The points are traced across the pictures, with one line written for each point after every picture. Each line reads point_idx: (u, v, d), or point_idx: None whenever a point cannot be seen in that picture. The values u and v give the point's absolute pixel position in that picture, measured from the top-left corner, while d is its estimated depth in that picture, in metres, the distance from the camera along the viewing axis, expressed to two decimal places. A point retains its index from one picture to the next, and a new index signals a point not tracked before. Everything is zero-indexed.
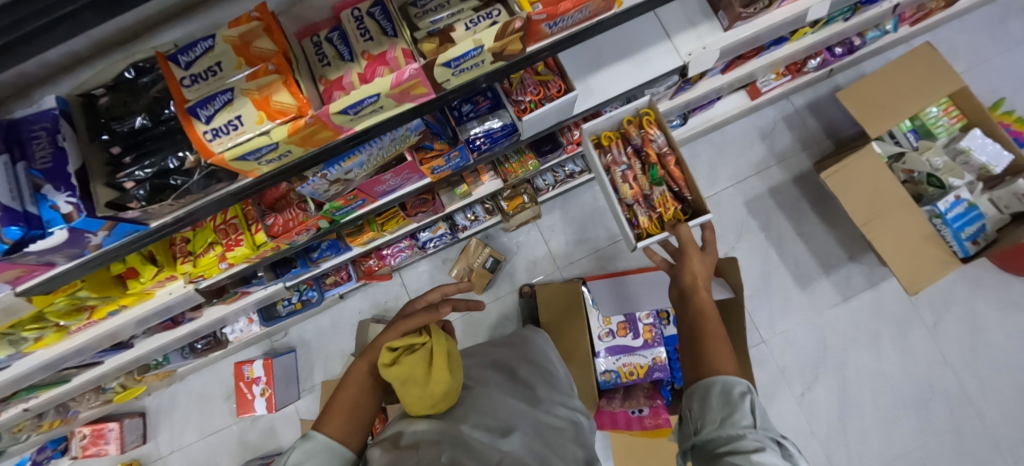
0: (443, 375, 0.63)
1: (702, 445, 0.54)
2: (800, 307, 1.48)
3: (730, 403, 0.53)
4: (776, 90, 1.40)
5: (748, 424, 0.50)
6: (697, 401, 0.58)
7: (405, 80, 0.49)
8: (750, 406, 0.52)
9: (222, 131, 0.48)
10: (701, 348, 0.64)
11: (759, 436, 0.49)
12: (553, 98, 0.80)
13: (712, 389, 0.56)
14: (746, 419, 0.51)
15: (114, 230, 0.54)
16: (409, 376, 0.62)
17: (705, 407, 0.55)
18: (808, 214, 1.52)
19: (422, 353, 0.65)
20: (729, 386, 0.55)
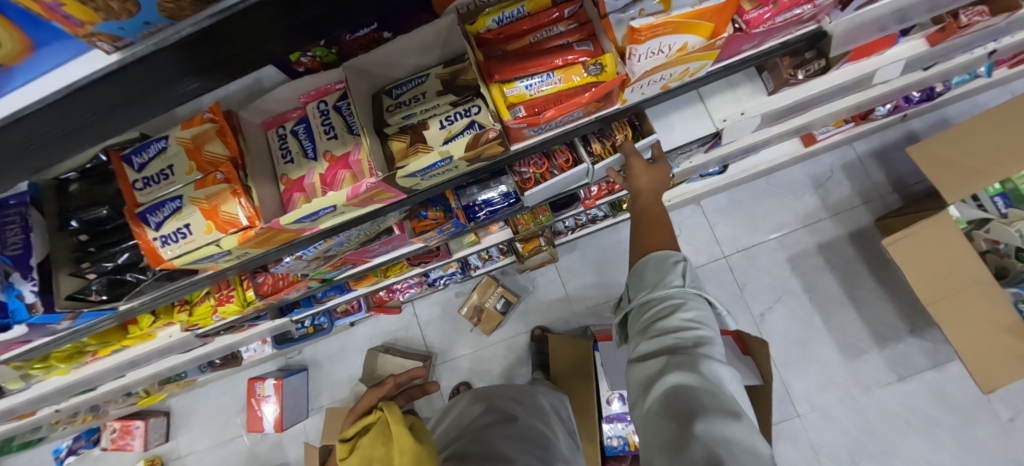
0: (406, 440, 0.57)
1: (636, 310, 0.51)
2: (843, 382, 1.30)
3: (665, 271, 0.50)
4: (834, 136, 1.22)
5: (682, 288, 0.47)
6: (633, 273, 0.54)
7: (363, 192, 0.44)
8: (683, 270, 0.50)
9: (171, 238, 0.45)
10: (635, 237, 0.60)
11: (693, 302, 0.46)
12: (561, 170, 0.71)
13: (648, 261, 0.52)
14: (678, 281, 0.48)
15: (78, 317, 0.53)
16: (371, 457, 0.56)
17: (640, 277, 0.52)
18: (863, 277, 1.33)
19: (379, 428, 0.60)
20: (665, 255, 0.52)
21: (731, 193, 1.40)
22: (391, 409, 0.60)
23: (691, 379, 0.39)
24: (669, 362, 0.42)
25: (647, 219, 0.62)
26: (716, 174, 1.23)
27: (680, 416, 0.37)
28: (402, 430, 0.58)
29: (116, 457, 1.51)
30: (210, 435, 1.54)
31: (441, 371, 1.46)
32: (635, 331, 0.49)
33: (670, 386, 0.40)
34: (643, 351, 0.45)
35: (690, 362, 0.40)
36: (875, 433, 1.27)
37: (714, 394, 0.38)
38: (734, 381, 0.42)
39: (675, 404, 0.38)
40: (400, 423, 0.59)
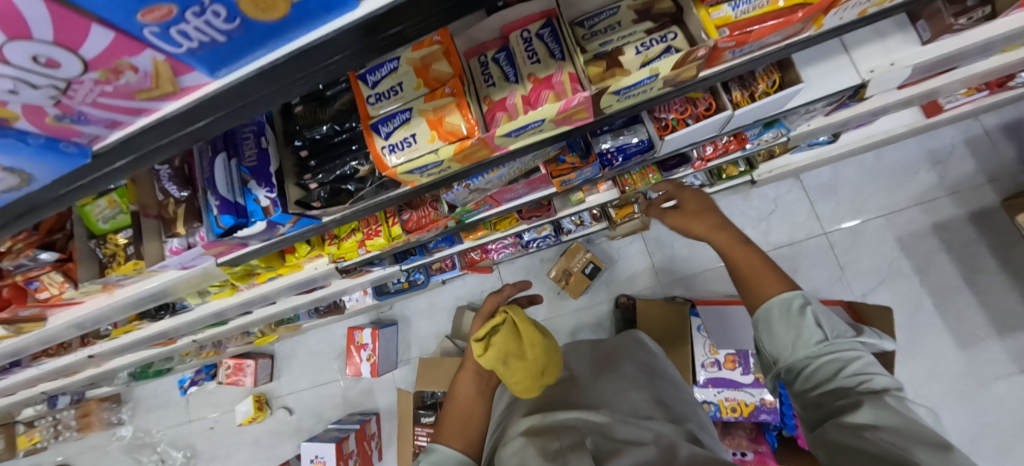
0: (535, 338, 0.69)
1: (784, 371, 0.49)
2: (953, 369, 1.23)
3: (798, 321, 0.48)
4: (963, 107, 1.15)
5: (829, 339, 0.47)
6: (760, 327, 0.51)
7: (573, 107, 0.49)
8: (815, 317, 0.48)
9: (398, 147, 0.52)
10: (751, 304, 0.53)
11: (846, 349, 0.46)
12: (699, 117, 0.73)
13: (772, 313, 0.50)
14: (815, 333, 0.47)
15: (297, 222, 0.61)
16: (509, 351, 0.66)
17: (771, 335, 0.50)
18: (983, 261, 1.25)
19: (507, 329, 0.69)
20: (787, 297, 0.50)
21: (832, 168, 1.36)
22: (518, 311, 0.71)
23: (888, 425, 0.38)
24: (855, 411, 0.41)
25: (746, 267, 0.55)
26: (824, 143, 1.19)
27: (885, 451, 0.35)
28: (530, 330, 0.69)
29: (230, 391, 1.71)
30: (308, 378, 1.70)
31: None
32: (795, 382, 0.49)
33: (858, 430, 0.39)
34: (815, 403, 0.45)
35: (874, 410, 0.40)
36: (989, 426, 1.20)
37: (922, 440, 0.35)
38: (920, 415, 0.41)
39: (875, 444, 0.36)
40: (526, 323, 0.71)
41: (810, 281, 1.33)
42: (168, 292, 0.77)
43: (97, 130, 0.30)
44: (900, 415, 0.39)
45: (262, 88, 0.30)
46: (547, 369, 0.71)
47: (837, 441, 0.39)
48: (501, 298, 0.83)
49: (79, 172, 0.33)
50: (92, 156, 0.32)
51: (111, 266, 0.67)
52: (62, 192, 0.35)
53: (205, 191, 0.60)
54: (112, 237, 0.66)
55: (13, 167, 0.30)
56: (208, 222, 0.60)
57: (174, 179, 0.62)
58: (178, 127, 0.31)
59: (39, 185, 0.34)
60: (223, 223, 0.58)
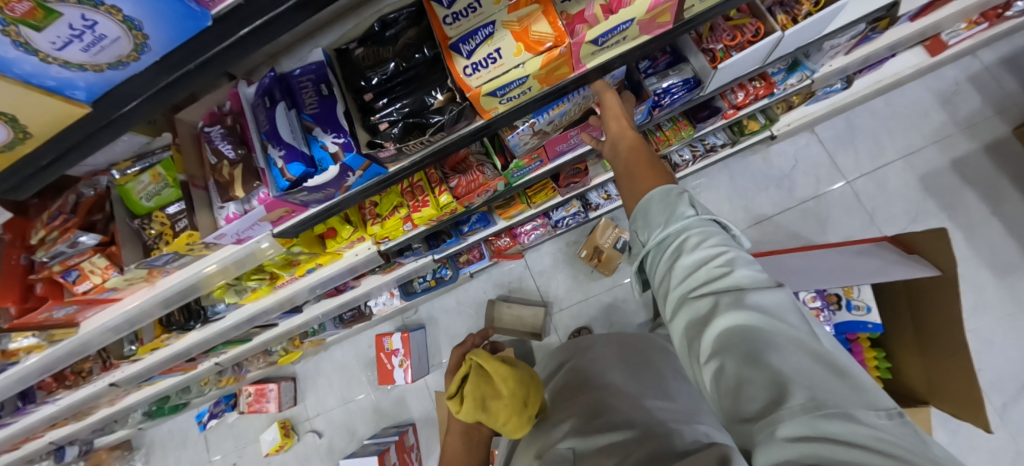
0: (503, 377, 0.77)
1: (653, 255, 0.44)
2: (998, 301, 1.20)
3: (670, 216, 0.43)
4: (965, 42, 1.16)
5: (697, 216, 0.42)
6: (637, 218, 0.47)
7: (663, 3, 0.48)
8: (689, 200, 0.43)
9: (481, 65, 0.49)
10: (630, 190, 0.51)
11: (709, 229, 0.41)
12: (750, 43, 0.71)
13: (650, 201, 0.45)
14: (688, 212, 0.42)
15: (366, 170, 0.58)
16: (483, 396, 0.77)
17: (646, 221, 0.45)
18: (1007, 191, 1.24)
19: (474, 377, 0.79)
20: (666, 188, 0.46)
21: (845, 119, 1.35)
22: (479, 357, 0.80)
23: (755, 327, 0.32)
24: (719, 314, 0.34)
25: (636, 160, 0.54)
26: (839, 90, 1.17)
27: (763, 379, 0.29)
28: (498, 371, 0.77)
29: (252, 420, 1.59)
30: (336, 395, 1.60)
31: (558, 320, 1.49)
32: (658, 278, 0.43)
33: (730, 339, 0.33)
34: (678, 306, 0.39)
35: (743, 311, 0.33)
36: None
37: (789, 344, 0.31)
38: (790, 308, 0.34)
39: (751, 370, 0.30)
40: (491, 364, 0.79)
41: (843, 231, 1.29)
42: (200, 284, 0.72)
43: None
44: (762, 311, 0.33)
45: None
46: (527, 401, 0.76)
47: (719, 373, 0.32)
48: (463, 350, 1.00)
49: (197, 43, 0.32)
50: (210, 20, 0.31)
51: (158, 246, 0.61)
52: (165, 81, 0.34)
53: (265, 145, 0.56)
54: (158, 214, 0.61)
55: (131, 19, 0.29)
56: (271, 176, 0.56)
57: (228, 138, 0.59)
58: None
59: (145, 63, 0.33)
60: (291, 173, 0.54)
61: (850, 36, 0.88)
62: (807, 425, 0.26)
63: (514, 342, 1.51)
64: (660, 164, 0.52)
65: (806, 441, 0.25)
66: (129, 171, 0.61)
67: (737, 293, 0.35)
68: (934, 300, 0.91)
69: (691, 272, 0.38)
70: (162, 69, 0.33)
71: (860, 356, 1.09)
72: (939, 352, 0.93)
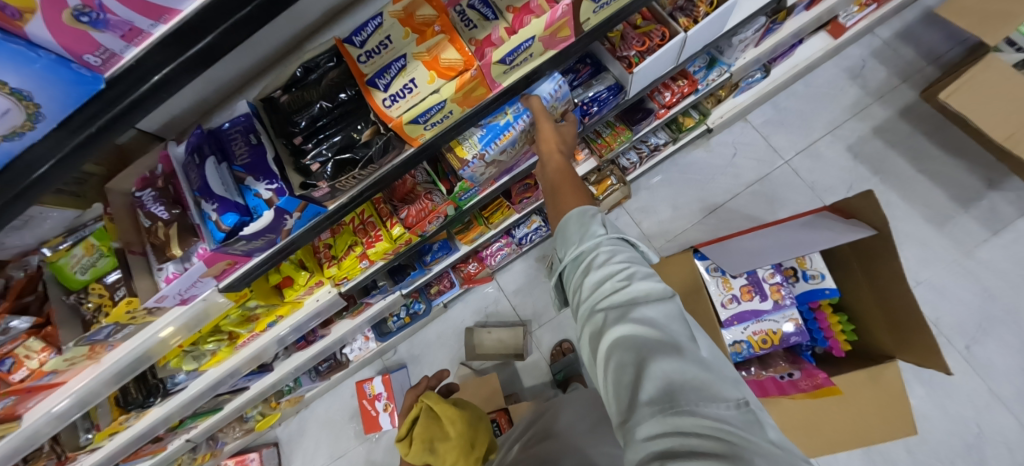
0: (452, 419, 0.79)
1: (567, 268, 0.49)
2: (942, 250, 1.27)
3: (586, 232, 0.47)
4: (861, 23, 1.28)
5: (609, 235, 0.46)
6: (558, 235, 0.52)
7: (558, 19, 0.52)
8: (601, 219, 0.48)
9: (399, 96, 0.52)
10: (554, 204, 0.56)
11: (619, 247, 0.45)
12: (658, 47, 0.75)
13: (570, 222, 0.50)
14: (599, 231, 0.47)
15: (304, 211, 0.59)
16: (431, 437, 0.78)
17: (565, 239, 0.50)
18: (928, 149, 1.33)
19: (425, 418, 0.81)
20: (584, 209, 0.50)
21: (773, 104, 1.44)
22: (430, 399, 0.81)
23: (642, 339, 0.38)
24: (616, 326, 0.40)
25: (562, 181, 0.58)
26: (761, 80, 1.25)
27: (640, 383, 0.36)
28: (447, 413, 0.80)
29: None
30: (325, 452, 1.53)
31: (539, 337, 1.48)
32: (573, 290, 0.48)
33: (621, 349, 0.38)
34: (587, 316, 0.44)
35: (634, 324, 0.39)
36: (993, 294, 1.23)
37: (670, 353, 0.36)
38: (674, 317, 0.40)
39: (632, 376, 0.36)
40: (441, 405, 0.81)
41: (791, 207, 1.35)
42: (145, 358, 0.69)
43: (113, 43, 0.30)
44: (648, 323, 0.39)
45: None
46: (475, 442, 0.81)
47: (614, 380, 0.38)
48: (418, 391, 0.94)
49: (93, 107, 0.33)
50: (104, 83, 0.33)
51: (97, 320, 0.60)
52: (68, 146, 0.34)
53: (198, 201, 0.56)
54: (96, 286, 0.60)
55: (19, 91, 0.30)
56: (207, 230, 0.55)
57: (161, 200, 0.58)
58: (196, 32, 0.31)
59: (43, 130, 0.34)
60: (225, 223, 0.53)
61: (755, 29, 0.95)
62: (665, 429, 0.32)
63: (499, 366, 1.49)
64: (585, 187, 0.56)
65: (667, 443, 0.31)
66: (60, 246, 0.60)
67: (636, 307, 0.39)
68: (880, 257, 0.96)
69: (598, 286, 0.43)
70: (61, 134, 0.34)
71: (825, 322, 1.12)
72: (894, 306, 0.96)
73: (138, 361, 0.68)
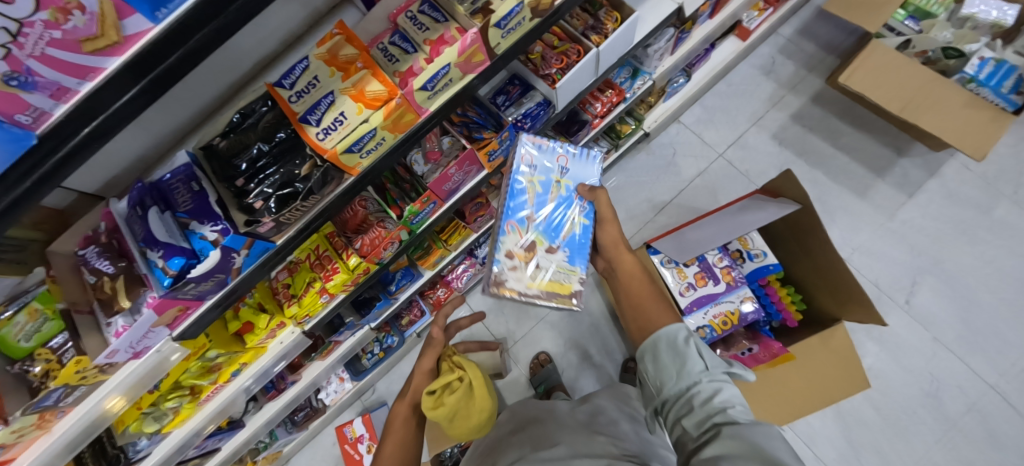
0: (483, 402, 0.83)
1: (667, 395, 0.58)
2: (869, 217, 1.39)
3: (684, 350, 0.59)
4: (762, 25, 1.43)
5: (707, 367, 0.57)
6: (649, 358, 0.62)
7: (469, 45, 0.57)
8: (695, 349, 0.58)
9: (331, 129, 0.57)
10: (640, 314, 0.69)
11: (720, 382, 0.55)
12: (575, 62, 0.83)
13: (659, 345, 0.61)
14: (697, 364, 0.57)
15: (252, 248, 0.61)
16: (459, 411, 0.78)
17: (658, 365, 0.60)
18: (841, 128, 1.47)
19: (463, 390, 0.78)
20: (672, 332, 0.61)
21: (701, 104, 1.56)
22: (476, 376, 0.80)
23: (741, 451, 0.45)
24: (716, 443, 0.48)
25: (640, 292, 0.72)
26: (684, 84, 1.37)
27: None
28: (481, 394, 0.82)
29: None
30: None
31: (517, 352, 1.50)
32: (676, 414, 0.56)
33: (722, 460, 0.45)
34: (693, 438, 0.52)
35: (732, 440, 0.47)
36: (919, 250, 1.36)
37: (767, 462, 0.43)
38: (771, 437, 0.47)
39: None
40: (481, 387, 0.82)
41: (732, 196, 1.45)
42: (95, 425, 0.67)
43: (42, 102, 0.32)
44: (745, 439, 0.46)
45: (202, 26, 0.33)
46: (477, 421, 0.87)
47: None
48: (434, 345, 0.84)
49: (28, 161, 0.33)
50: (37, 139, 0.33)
51: (46, 385, 0.59)
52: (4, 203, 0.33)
53: (144, 251, 0.57)
54: (42, 351, 0.59)
55: None
56: (155, 277, 0.57)
57: (105, 255, 0.59)
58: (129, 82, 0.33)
59: None
60: (172, 268, 0.55)
61: (665, 39, 1.06)
62: None
63: None
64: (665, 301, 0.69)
65: None
66: (1, 315, 0.59)
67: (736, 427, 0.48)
68: (807, 229, 1.06)
69: (705, 414, 0.52)
70: None
71: (775, 295, 1.19)
72: (830, 271, 1.05)
73: (88, 430, 0.66)
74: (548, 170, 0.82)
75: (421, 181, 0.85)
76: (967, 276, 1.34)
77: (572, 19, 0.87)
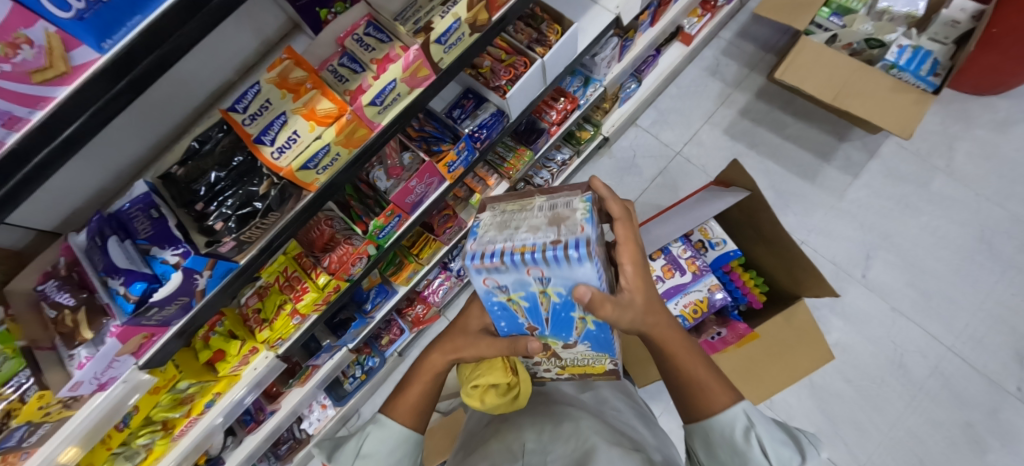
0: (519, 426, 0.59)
1: None
2: (820, 200, 1.48)
3: (744, 442, 0.54)
4: (703, 30, 1.53)
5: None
6: (702, 442, 0.59)
7: (412, 62, 0.61)
8: (756, 446, 0.54)
9: (285, 147, 0.59)
10: (682, 384, 0.60)
11: None
12: (523, 73, 0.88)
13: (714, 435, 0.56)
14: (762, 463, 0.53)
15: (215, 269, 0.62)
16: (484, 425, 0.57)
17: (715, 455, 0.57)
18: (786, 119, 1.57)
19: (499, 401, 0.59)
20: (728, 429, 0.56)
21: (655, 107, 1.64)
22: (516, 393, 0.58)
23: None
24: None
25: (677, 354, 0.60)
26: (635, 88, 1.45)
27: None
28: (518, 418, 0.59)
29: None
30: None
31: None
32: None
33: None
34: None
35: None
36: (868, 227, 1.45)
37: None
38: None
39: None
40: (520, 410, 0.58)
41: (692, 190, 1.52)
42: None
43: None
44: None
45: (150, 51, 0.36)
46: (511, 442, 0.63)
47: None
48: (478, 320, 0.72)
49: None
50: None
51: (7, 424, 0.58)
52: None
53: (105, 281, 0.58)
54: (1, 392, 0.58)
55: None
56: (117, 305, 0.57)
57: (65, 288, 0.60)
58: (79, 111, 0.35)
59: None
60: (133, 293, 0.56)
61: (610, 47, 1.13)
62: None
63: None
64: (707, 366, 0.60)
65: None
66: None
67: None
68: (759, 215, 1.12)
69: None
70: None
71: (739, 280, 1.24)
72: (784, 251, 1.11)
73: None
74: (523, 285, 0.55)
75: (385, 196, 0.88)
76: (916, 247, 1.42)
77: (516, 32, 0.92)
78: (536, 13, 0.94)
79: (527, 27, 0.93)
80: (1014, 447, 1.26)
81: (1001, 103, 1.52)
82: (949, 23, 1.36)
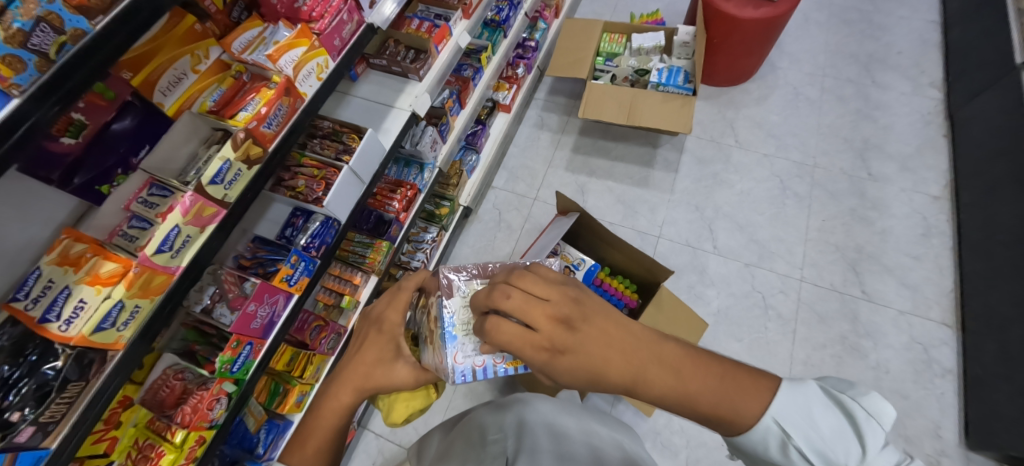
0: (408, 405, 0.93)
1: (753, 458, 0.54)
2: (658, 199, 1.73)
3: (784, 456, 0.50)
4: (517, 97, 1.84)
5: (787, 438, 0.50)
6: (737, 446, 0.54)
7: (190, 206, 0.69)
8: (780, 439, 0.50)
9: (74, 316, 0.61)
10: (705, 415, 0.51)
11: (805, 437, 0.49)
12: (335, 181, 1.00)
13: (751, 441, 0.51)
14: (783, 439, 0.50)
15: (17, 463, 0.57)
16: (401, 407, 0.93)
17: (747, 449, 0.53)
18: (609, 144, 1.87)
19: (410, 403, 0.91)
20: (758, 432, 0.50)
21: (505, 166, 1.87)
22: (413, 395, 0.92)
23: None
24: None
25: (673, 394, 0.50)
26: (475, 158, 1.67)
27: None
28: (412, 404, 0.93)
29: None
30: None
31: None
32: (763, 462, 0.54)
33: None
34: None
35: None
36: (702, 206, 1.71)
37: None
38: (846, 441, 0.49)
39: None
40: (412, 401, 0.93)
41: None
42: None
43: None
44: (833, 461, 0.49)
45: None
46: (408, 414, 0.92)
47: None
48: (385, 337, 0.76)
49: None
50: None
51: None
52: None
53: None
54: None
55: None
56: None
57: None
58: None
59: None
60: None
61: (427, 134, 1.32)
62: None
63: None
64: (713, 380, 0.50)
65: None
66: None
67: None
68: (596, 227, 1.28)
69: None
70: None
71: (611, 288, 1.36)
72: (625, 249, 1.28)
73: None
74: None
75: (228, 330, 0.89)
76: (740, 210, 1.69)
77: (322, 149, 1.06)
78: (340, 130, 1.10)
79: (332, 140, 1.08)
80: (878, 340, 1.45)
81: (751, 87, 1.98)
82: (683, 44, 1.81)
